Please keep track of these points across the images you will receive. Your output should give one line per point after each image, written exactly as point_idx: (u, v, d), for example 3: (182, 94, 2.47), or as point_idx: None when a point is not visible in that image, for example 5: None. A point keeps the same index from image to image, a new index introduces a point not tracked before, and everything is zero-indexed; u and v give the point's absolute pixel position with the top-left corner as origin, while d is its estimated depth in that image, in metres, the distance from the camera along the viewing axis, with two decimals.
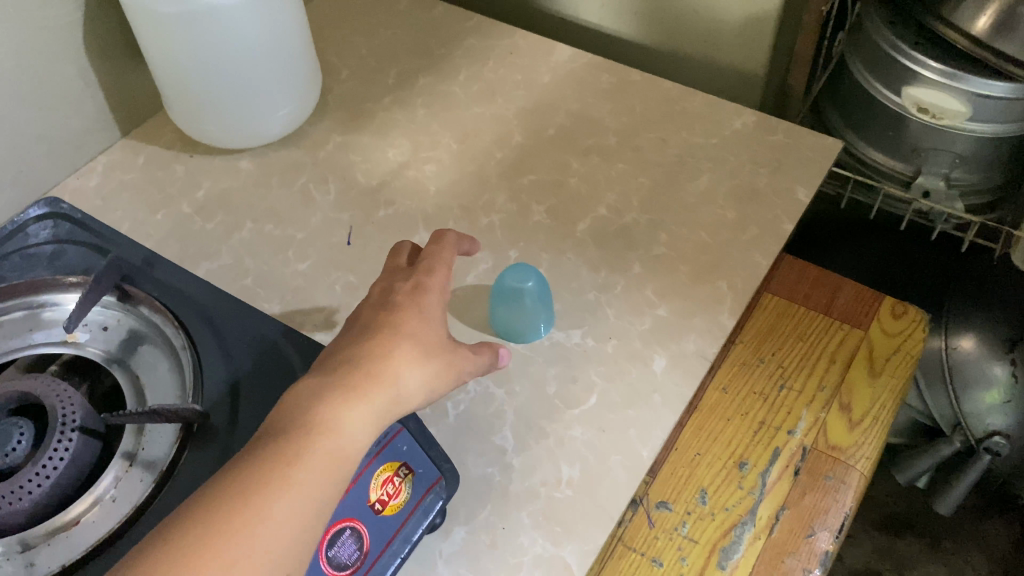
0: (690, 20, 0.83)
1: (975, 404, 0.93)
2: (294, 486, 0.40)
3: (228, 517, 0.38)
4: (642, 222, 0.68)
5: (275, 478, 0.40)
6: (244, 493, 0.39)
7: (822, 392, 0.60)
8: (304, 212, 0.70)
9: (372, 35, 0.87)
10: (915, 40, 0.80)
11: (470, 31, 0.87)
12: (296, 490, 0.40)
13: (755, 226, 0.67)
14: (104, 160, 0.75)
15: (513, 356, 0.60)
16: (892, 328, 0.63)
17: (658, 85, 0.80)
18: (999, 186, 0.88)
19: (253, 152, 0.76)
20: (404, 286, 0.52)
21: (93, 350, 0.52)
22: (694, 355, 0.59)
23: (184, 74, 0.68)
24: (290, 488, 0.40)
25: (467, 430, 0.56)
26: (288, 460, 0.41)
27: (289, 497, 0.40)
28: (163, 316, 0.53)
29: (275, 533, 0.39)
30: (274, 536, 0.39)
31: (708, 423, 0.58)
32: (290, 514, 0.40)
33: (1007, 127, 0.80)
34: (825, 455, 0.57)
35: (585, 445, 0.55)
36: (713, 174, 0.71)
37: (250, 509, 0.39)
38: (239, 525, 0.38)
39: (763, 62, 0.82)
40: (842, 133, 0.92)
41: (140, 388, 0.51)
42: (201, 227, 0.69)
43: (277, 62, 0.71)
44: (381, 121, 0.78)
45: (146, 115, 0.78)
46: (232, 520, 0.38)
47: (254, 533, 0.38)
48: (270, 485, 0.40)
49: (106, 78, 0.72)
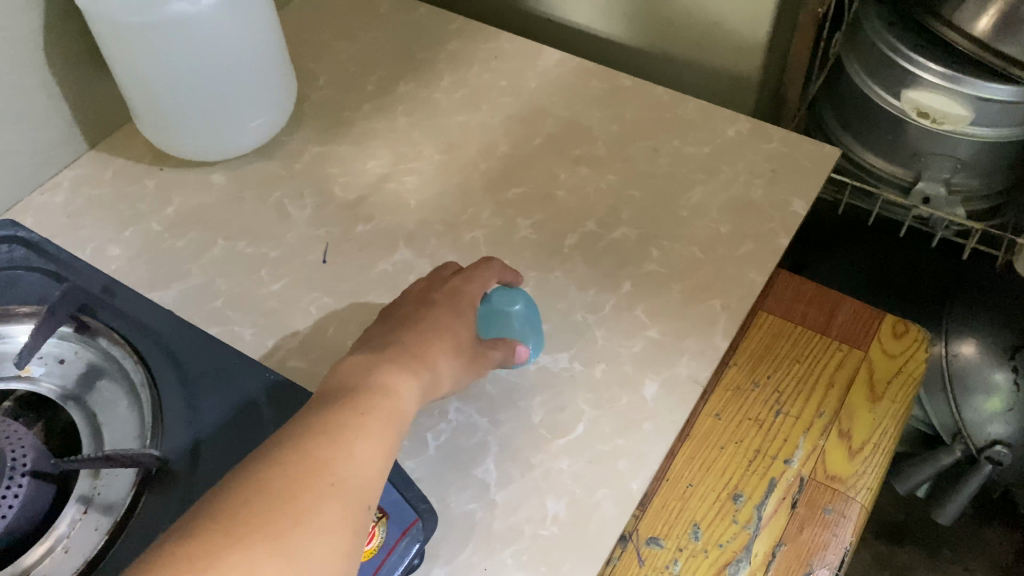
0: (682, 22, 0.80)
1: (977, 412, 0.90)
2: (376, 430, 0.43)
3: (324, 450, 0.40)
4: (633, 237, 0.65)
5: (358, 422, 0.43)
6: (336, 432, 0.42)
7: (820, 418, 0.57)
8: (279, 228, 0.67)
9: (352, 39, 0.84)
10: (915, 41, 0.77)
11: (454, 35, 0.84)
12: (377, 432, 0.43)
13: (751, 241, 0.64)
14: (71, 175, 0.71)
15: (497, 383, 0.57)
16: (893, 349, 0.61)
17: (649, 91, 0.77)
18: (1002, 191, 0.85)
19: (227, 164, 0.73)
20: (443, 289, 0.55)
21: (47, 386, 0.49)
22: (687, 380, 0.56)
23: (150, 84, 0.65)
24: (372, 431, 0.43)
25: (448, 463, 0.54)
26: (366, 409, 0.44)
27: (373, 437, 0.42)
28: (122, 349, 0.51)
29: (364, 467, 0.41)
30: (365, 469, 0.41)
31: (700, 452, 0.55)
32: (374, 453, 0.42)
33: (1010, 131, 0.77)
34: (824, 486, 0.55)
35: (573, 479, 0.52)
36: (706, 185, 0.68)
37: (341, 445, 0.41)
38: (334, 454, 0.40)
39: (758, 65, 0.79)
40: (840, 137, 0.89)
41: (96, 428, 0.48)
42: (172, 245, 0.66)
43: (249, 72, 0.68)
44: (361, 131, 0.75)
45: (116, 126, 0.75)
46: (327, 452, 0.40)
47: (350, 464, 0.40)
48: (355, 425, 0.43)
49: (71, 89, 0.69)
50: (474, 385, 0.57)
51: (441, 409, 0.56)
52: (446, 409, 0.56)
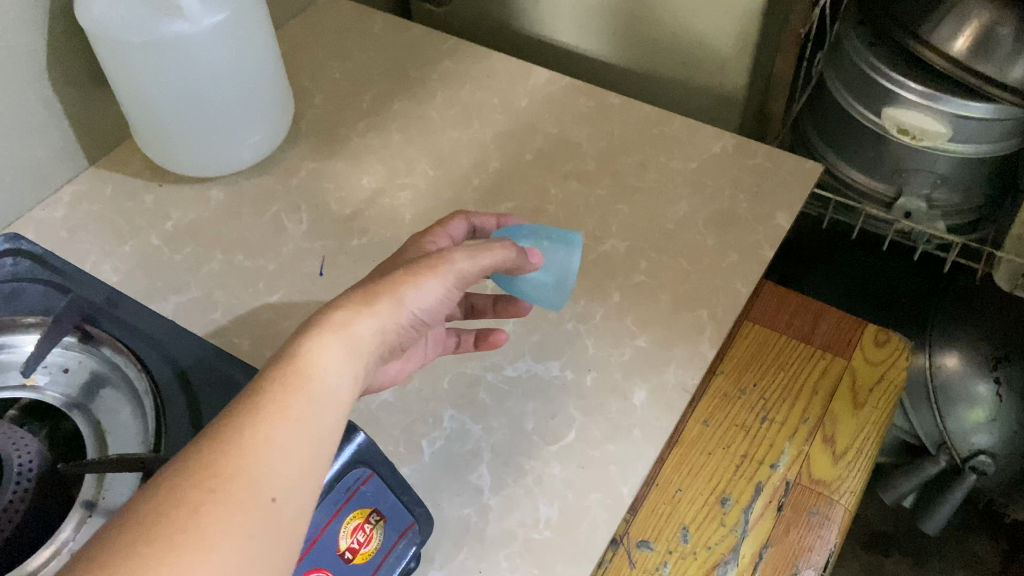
0: (668, 41, 0.82)
1: (960, 422, 0.91)
2: (309, 419, 0.38)
3: (236, 443, 0.35)
4: (621, 249, 0.67)
5: (286, 405, 0.37)
6: (247, 417, 0.36)
7: (805, 424, 0.59)
8: (276, 241, 0.68)
9: (347, 58, 0.86)
10: (895, 61, 0.79)
11: (447, 54, 0.86)
12: (305, 422, 0.37)
13: (736, 252, 0.66)
14: (70, 190, 0.73)
15: (490, 391, 0.58)
16: (875, 357, 0.63)
17: (636, 108, 0.79)
18: (982, 206, 0.87)
19: (224, 180, 0.74)
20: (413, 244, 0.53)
21: (52, 394, 0.50)
22: (675, 387, 0.58)
23: (151, 102, 0.66)
24: (301, 422, 0.37)
25: (442, 469, 0.55)
26: (308, 387, 0.38)
27: (300, 425, 0.37)
28: (125, 357, 0.52)
29: (285, 467, 0.36)
30: (288, 468, 0.36)
31: (689, 458, 0.57)
32: (300, 451, 0.37)
33: (988, 147, 0.80)
34: (809, 490, 0.56)
35: (564, 484, 0.54)
36: (692, 198, 0.70)
37: (264, 433, 0.36)
38: (253, 445, 0.35)
39: (742, 83, 0.81)
40: (823, 154, 0.91)
41: (100, 434, 0.49)
42: (170, 259, 0.67)
43: (248, 90, 0.69)
44: (355, 147, 0.77)
45: (115, 143, 0.76)
46: (243, 442, 0.35)
47: (263, 461, 0.35)
48: (276, 406, 0.37)
49: (73, 107, 0.70)
50: (467, 393, 0.58)
51: (436, 417, 0.57)
52: (440, 416, 0.57)
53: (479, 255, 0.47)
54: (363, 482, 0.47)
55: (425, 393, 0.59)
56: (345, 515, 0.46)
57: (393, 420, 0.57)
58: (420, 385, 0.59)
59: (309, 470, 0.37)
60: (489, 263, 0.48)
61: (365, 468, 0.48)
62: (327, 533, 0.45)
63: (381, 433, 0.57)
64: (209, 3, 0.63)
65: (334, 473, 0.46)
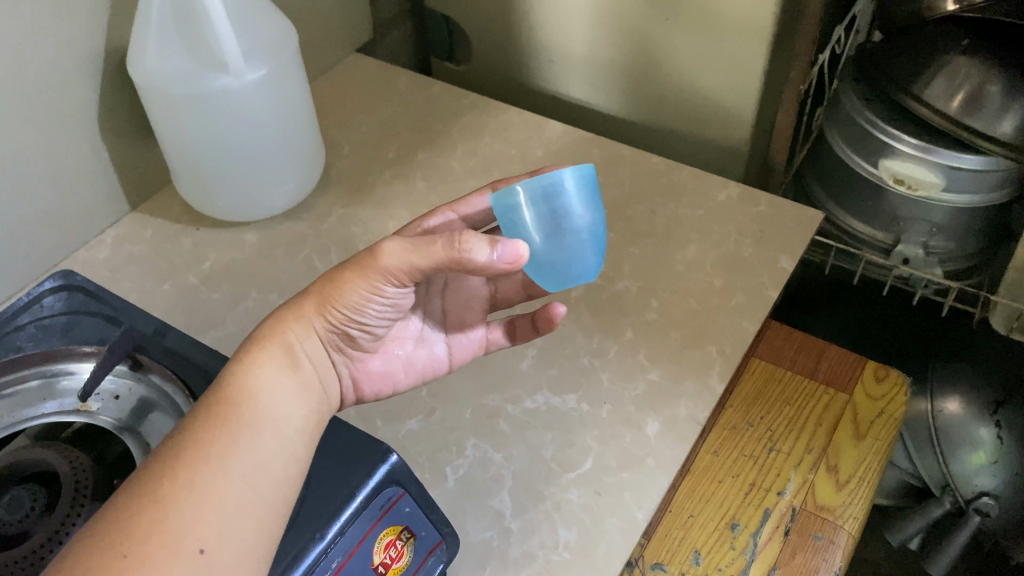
0: (675, 97, 0.88)
1: (963, 465, 0.92)
2: (223, 461, 0.45)
3: (157, 497, 0.42)
4: (633, 289, 0.71)
5: (200, 452, 0.44)
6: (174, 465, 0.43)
7: (810, 453, 0.62)
8: (307, 281, 0.72)
9: (373, 112, 0.91)
10: (890, 116, 0.84)
11: (467, 108, 0.91)
12: (220, 464, 0.44)
13: (742, 294, 0.70)
14: (113, 234, 0.77)
15: (510, 421, 0.62)
16: (876, 392, 0.66)
17: (646, 159, 0.84)
18: (978, 253, 0.91)
19: (258, 225, 0.79)
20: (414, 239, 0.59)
21: (105, 418, 0.58)
22: (686, 419, 0.61)
23: (193, 150, 0.71)
24: (216, 465, 0.44)
25: (467, 494, 0.58)
26: (219, 431, 0.46)
27: (218, 469, 0.44)
28: (173, 385, 0.58)
29: (206, 507, 0.43)
30: (209, 506, 0.43)
31: (700, 485, 0.60)
32: (219, 489, 0.44)
33: (980, 197, 0.84)
34: (814, 515, 0.59)
35: (581, 508, 0.57)
36: (700, 243, 0.74)
37: (182, 481, 0.43)
38: (172, 495, 0.42)
39: (746, 136, 0.86)
40: (824, 203, 0.96)
41: (149, 455, 0.55)
42: (208, 297, 0.71)
43: (283, 140, 0.74)
44: (382, 195, 0.81)
45: (155, 189, 0.81)
46: (162, 495, 0.42)
47: (184, 508, 0.42)
48: (197, 451, 0.44)
49: (120, 157, 0.75)
50: (488, 423, 0.62)
51: (459, 445, 0.60)
52: (463, 445, 0.61)
53: (410, 252, 0.48)
54: (394, 501, 0.50)
55: (449, 423, 0.62)
56: (379, 530, 0.49)
57: (419, 447, 0.61)
58: (444, 415, 0.62)
59: (234, 502, 0.44)
60: (426, 262, 0.48)
61: (397, 488, 0.51)
62: (363, 548, 0.48)
63: (408, 459, 0.60)
64: (252, 59, 0.68)
65: (369, 491, 0.50)
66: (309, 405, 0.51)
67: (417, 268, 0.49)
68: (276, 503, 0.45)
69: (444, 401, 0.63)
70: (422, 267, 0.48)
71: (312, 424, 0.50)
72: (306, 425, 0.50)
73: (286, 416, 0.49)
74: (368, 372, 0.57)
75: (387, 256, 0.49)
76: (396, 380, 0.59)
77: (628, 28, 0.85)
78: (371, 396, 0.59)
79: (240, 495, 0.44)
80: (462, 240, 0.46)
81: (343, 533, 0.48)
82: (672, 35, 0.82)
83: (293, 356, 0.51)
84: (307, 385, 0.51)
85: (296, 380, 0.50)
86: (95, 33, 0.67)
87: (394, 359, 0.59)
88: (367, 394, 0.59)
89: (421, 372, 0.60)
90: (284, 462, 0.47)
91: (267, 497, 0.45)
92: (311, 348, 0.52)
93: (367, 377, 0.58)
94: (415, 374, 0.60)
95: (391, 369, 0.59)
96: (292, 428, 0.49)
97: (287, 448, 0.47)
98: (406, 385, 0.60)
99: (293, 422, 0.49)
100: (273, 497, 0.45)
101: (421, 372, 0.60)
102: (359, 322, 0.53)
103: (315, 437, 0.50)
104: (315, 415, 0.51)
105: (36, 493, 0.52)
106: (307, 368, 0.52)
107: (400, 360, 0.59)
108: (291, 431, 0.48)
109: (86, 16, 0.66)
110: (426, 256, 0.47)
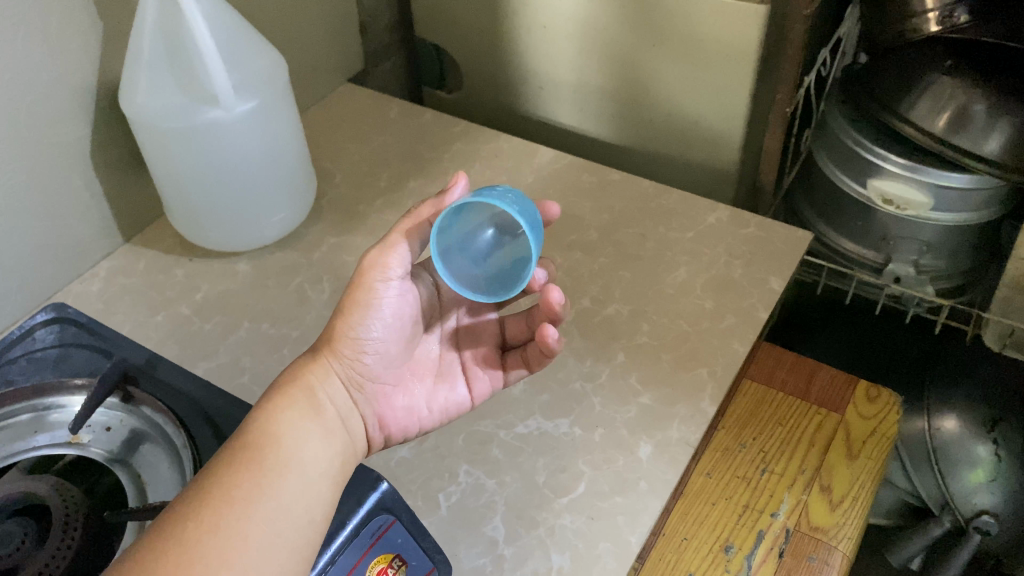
0: (663, 122, 0.88)
1: (962, 484, 0.90)
2: (246, 503, 0.45)
3: (181, 543, 0.42)
4: (624, 312, 0.71)
5: (224, 497, 0.45)
6: (198, 508, 0.44)
7: (803, 474, 0.62)
8: (299, 310, 0.73)
9: (365, 141, 0.92)
10: (877, 137, 0.85)
11: (457, 136, 0.92)
12: (245, 508, 0.45)
13: (732, 315, 0.70)
14: (106, 266, 0.78)
15: (502, 447, 0.62)
16: (867, 411, 0.67)
17: (636, 183, 0.84)
18: (967, 271, 0.91)
19: (251, 255, 0.79)
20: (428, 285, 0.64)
21: (97, 450, 0.59)
22: (679, 442, 0.61)
23: (186, 182, 0.72)
24: (240, 508, 0.45)
25: (460, 521, 0.58)
26: (244, 476, 0.46)
27: (241, 511, 0.45)
28: (164, 415, 0.60)
29: (229, 549, 0.43)
30: (234, 547, 0.43)
31: (694, 508, 0.60)
32: (244, 534, 0.44)
33: (969, 216, 0.84)
34: (808, 537, 0.60)
35: (575, 533, 0.56)
36: (690, 266, 0.75)
37: (208, 525, 0.43)
38: (196, 538, 0.43)
39: (734, 160, 0.86)
40: (814, 224, 0.96)
41: (141, 485, 0.57)
42: (200, 327, 0.71)
43: (274, 171, 0.75)
44: (373, 222, 0.81)
45: (148, 221, 0.82)
46: (186, 537, 0.43)
47: (208, 551, 0.42)
48: (220, 493, 0.45)
49: (114, 189, 0.76)
50: (481, 449, 0.62)
51: (452, 472, 0.60)
52: (456, 471, 0.60)
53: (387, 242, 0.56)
54: (385, 528, 0.52)
55: (442, 450, 0.62)
56: (370, 559, 0.51)
57: (412, 475, 0.60)
58: (437, 442, 0.62)
59: (259, 547, 0.44)
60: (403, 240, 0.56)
61: (388, 515, 0.52)
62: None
63: (400, 487, 0.60)
64: (241, 91, 0.69)
65: (359, 520, 0.51)
66: (334, 447, 0.52)
67: (400, 251, 0.56)
68: (299, 548, 0.46)
69: (436, 428, 0.63)
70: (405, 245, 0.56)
71: (335, 468, 0.51)
72: (330, 470, 0.50)
73: (309, 461, 0.49)
74: (393, 410, 0.58)
75: (372, 256, 0.56)
76: (421, 417, 0.60)
77: (615, 55, 0.86)
78: (399, 437, 0.59)
79: (264, 540, 0.44)
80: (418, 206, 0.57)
81: (334, 562, 0.50)
82: (658, 60, 0.83)
83: (315, 400, 0.52)
84: (331, 426, 0.52)
85: (319, 423, 0.52)
86: (87, 68, 0.68)
87: (415, 398, 0.60)
88: (394, 435, 0.59)
89: (444, 408, 0.61)
90: (307, 506, 0.47)
91: (290, 542, 0.45)
92: (331, 390, 0.54)
93: (393, 414, 0.58)
94: (438, 411, 0.60)
95: (415, 406, 0.60)
96: (315, 471, 0.49)
97: (310, 494, 0.48)
98: (431, 424, 0.60)
99: (317, 467, 0.49)
100: (297, 542, 0.46)
101: (444, 409, 0.61)
102: (369, 349, 0.56)
103: (338, 482, 0.50)
104: (339, 457, 0.51)
105: (27, 525, 0.53)
106: (329, 408, 0.53)
107: (422, 397, 0.60)
108: (313, 474, 0.49)
109: (78, 51, 0.67)
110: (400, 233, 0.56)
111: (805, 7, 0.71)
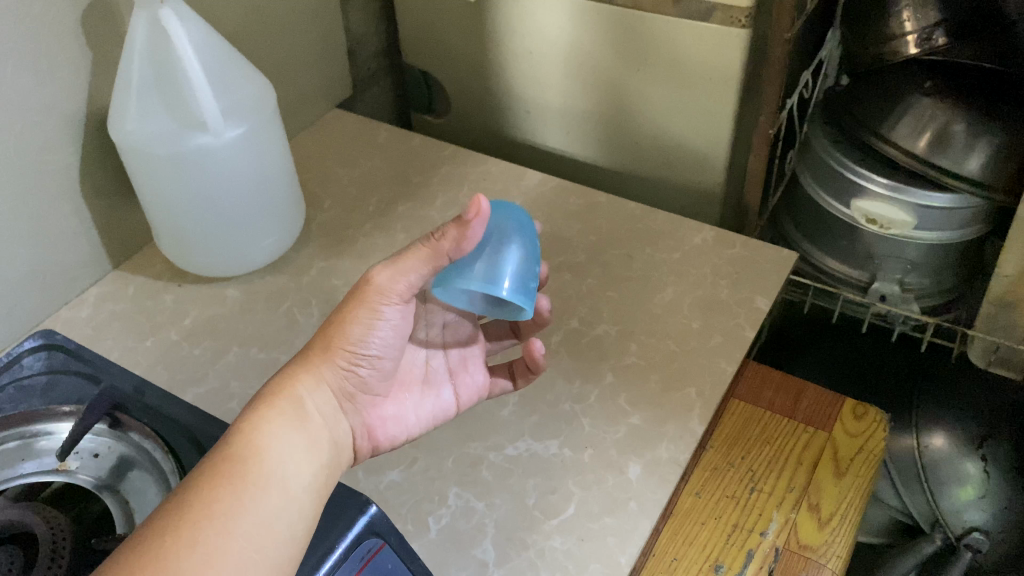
0: (648, 144, 0.89)
1: (951, 500, 0.89)
2: (226, 519, 0.45)
3: (158, 557, 0.42)
4: (613, 332, 0.72)
5: (204, 510, 0.45)
6: (181, 521, 0.44)
7: (792, 493, 0.63)
8: (288, 335, 0.73)
9: (354, 165, 0.93)
10: (860, 157, 0.86)
11: (446, 160, 0.93)
12: (224, 522, 0.45)
13: (719, 335, 0.71)
14: (95, 292, 0.77)
15: (492, 469, 0.62)
16: (854, 429, 0.68)
17: (622, 206, 0.85)
18: (950, 289, 0.92)
19: (240, 280, 0.79)
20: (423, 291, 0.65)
21: (83, 476, 0.59)
22: (668, 462, 0.61)
23: (176, 212, 0.72)
24: (219, 524, 0.45)
25: (449, 543, 0.57)
26: (225, 490, 0.46)
27: (219, 528, 0.44)
28: (152, 441, 0.61)
29: (208, 567, 0.43)
30: (211, 564, 0.43)
31: (683, 528, 0.60)
32: (224, 550, 0.44)
33: (953, 235, 0.85)
34: (797, 555, 0.60)
35: (566, 555, 0.56)
36: (676, 286, 0.75)
37: (186, 541, 0.43)
38: (175, 553, 0.42)
39: (719, 181, 0.87)
40: (800, 244, 0.97)
41: (129, 512, 0.57)
42: (189, 353, 0.71)
43: (263, 196, 0.75)
44: (362, 246, 0.82)
45: (137, 246, 0.82)
46: (165, 552, 0.42)
47: (187, 567, 0.42)
48: (203, 506, 0.45)
49: (103, 216, 0.76)
50: (471, 472, 0.62)
51: (442, 495, 0.60)
52: (445, 495, 0.60)
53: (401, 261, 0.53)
54: (375, 552, 0.52)
55: (431, 473, 0.62)
56: None
57: (402, 498, 0.60)
58: (426, 465, 0.62)
59: (237, 563, 0.44)
60: (415, 265, 0.53)
61: (377, 539, 0.52)
62: None
63: (390, 511, 0.60)
64: (230, 118, 0.69)
65: (348, 543, 0.51)
66: (318, 460, 0.52)
67: (412, 277, 0.53)
68: (279, 564, 0.46)
69: (425, 451, 0.63)
70: (418, 275, 0.53)
71: (319, 482, 0.51)
72: (312, 483, 0.50)
73: (292, 474, 0.49)
74: (381, 419, 0.59)
75: (381, 278, 0.53)
76: (408, 424, 0.60)
77: (599, 79, 0.87)
78: (387, 445, 0.60)
79: (245, 556, 0.44)
80: (440, 233, 0.52)
81: None
82: (642, 83, 0.84)
83: (302, 410, 0.52)
84: (317, 438, 0.52)
85: (306, 435, 0.52)
86: (75, 97, 0.68)
87: (404, 406, 0.60)
88: (382, 443, 0.59)
89: (431, 416, 0.61)
90: (289, 522, 0.47)
91: (268, 558, 0.45)
92: (320, 399, 0.54)
93: (381, 425, 0.59)
94: (426, 419, 0.61)
95: (403, 415, 0.60)
96: (300, 487, 0.49)
97: (292, 508, 0.48)
98: (419, 431, 0.61)
99: (300, 481, 0.49)
100: (276, 557, 0.46)
101: (432, 417, 0.61)
102: (364, 361, 0.56)
103: (320, 496, 0.50)
104: (324, 470, 0.52)
105: (14, 555, 0.53)
106: (318, 420, 0.53)
107: (411, 407, 0.60)
108: (296, 489, 0.49)
109: (68, 81, 0.67)
110: (424, 260, 0.53)
111: (785, 30, 0.72)
